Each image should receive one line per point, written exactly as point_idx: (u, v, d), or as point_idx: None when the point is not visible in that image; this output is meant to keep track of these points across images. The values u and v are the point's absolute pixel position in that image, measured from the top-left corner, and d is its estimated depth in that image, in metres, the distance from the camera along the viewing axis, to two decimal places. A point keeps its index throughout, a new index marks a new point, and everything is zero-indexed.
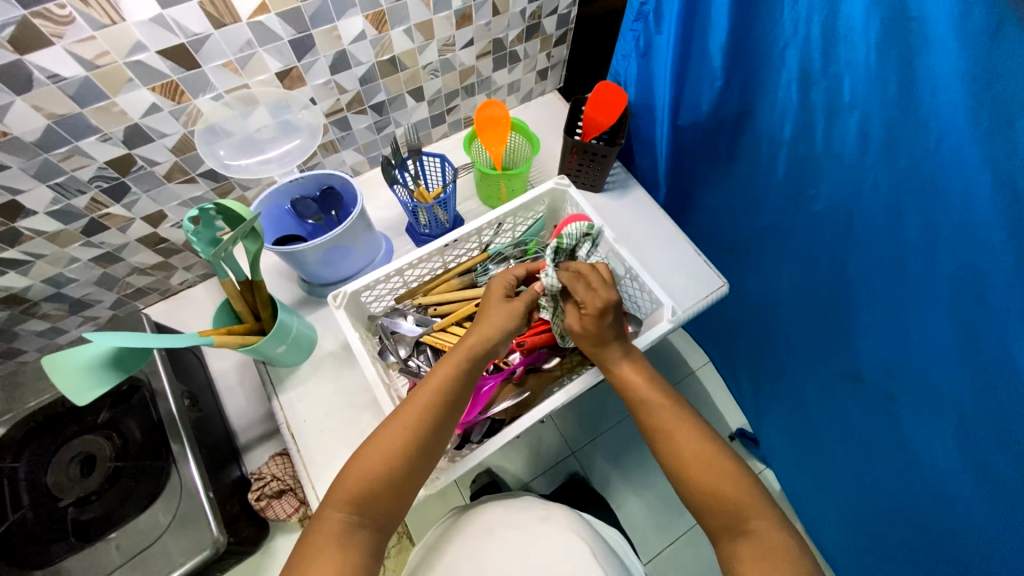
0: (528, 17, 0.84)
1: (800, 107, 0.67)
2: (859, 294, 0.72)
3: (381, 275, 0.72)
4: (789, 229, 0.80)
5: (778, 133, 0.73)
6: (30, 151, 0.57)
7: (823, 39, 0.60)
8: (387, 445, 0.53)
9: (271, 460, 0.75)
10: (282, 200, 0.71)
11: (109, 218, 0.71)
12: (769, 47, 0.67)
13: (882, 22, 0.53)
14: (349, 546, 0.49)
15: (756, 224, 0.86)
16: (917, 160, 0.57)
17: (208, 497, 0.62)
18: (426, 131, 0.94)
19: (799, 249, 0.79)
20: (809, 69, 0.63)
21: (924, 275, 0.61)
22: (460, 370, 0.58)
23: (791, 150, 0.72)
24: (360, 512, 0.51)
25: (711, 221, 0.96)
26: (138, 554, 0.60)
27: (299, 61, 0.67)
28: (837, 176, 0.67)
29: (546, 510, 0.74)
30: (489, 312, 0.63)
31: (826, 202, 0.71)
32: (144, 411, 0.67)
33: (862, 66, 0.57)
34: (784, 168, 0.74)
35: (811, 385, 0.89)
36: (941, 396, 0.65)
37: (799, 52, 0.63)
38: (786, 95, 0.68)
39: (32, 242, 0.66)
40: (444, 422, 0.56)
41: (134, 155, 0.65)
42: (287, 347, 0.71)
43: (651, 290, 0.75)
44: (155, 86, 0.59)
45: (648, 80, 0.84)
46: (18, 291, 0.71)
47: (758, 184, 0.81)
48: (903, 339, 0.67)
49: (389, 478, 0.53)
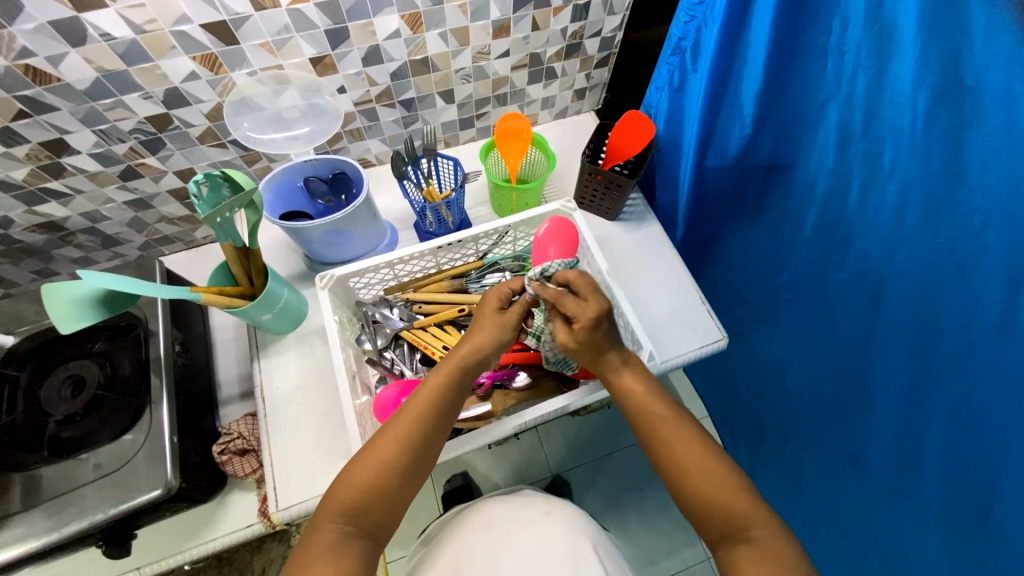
0: (569, 36, 0.84)
1: (833, 166, 0.67)
2: (880, 360, 0.69)
3: (371, 264, 0.74)
4: (812, 285, 0.78)
5: (811, 191, 0.72)
6: (79, 98, 0.63)
7: (866, 97, 0.59)
8: (380, 453, 0.54)
9: (240, 420, 0.80)
10: (295, 177, 0.74)
11: (144, 168, 0.77)
12: (808, 102, 0.67)
13: (932, 89, 0.52)
14: (343, 555, 0.50)
15: (778, 278, 0.84)
16: (960, 231, 0.54)
17: (172, 441, 0.66)
18: (453, 133, 0.95)
19: (820, 305, 0.78)
20: (852, 126, 0.62)
21: (950, 357, 0.59)
22: (450, 381, 0.58)
23: (824, 207, 0.71)
24: (363, 521, 0.52)
25: (738, 265, 0.93)
26: (115, 470, 0.65)
27: (332, 50, 0.70)
28: (864, 237, 0.66)
29: (550, 506, 0.79)
30: (483, 324, 0.62)
31: (858, 264, 0.69)
32: (136, 348, 0.72)
33: (910, 131, 0.56)
34: (814, 224, 0.73)
35: (817, 444, 0.86)
36: (958, 481, 0.63)
37: (846, 108, 0.62)
38: (827, 152, 0.67)
39: (73, 177, 0.73)
40: (440, 428, 0.57)
41: (171, 115, 0.70)
42: (272, 316, 0.73)
43: (634, 333, 0.73)
44: (196, 56, 0.64)
45: (678, 115, 0.82)
46: (58, 219, 0.79)
47: (784, 239, 0.80)
48: (925, 418, 0.65)
49: (377, 490, 0.53)
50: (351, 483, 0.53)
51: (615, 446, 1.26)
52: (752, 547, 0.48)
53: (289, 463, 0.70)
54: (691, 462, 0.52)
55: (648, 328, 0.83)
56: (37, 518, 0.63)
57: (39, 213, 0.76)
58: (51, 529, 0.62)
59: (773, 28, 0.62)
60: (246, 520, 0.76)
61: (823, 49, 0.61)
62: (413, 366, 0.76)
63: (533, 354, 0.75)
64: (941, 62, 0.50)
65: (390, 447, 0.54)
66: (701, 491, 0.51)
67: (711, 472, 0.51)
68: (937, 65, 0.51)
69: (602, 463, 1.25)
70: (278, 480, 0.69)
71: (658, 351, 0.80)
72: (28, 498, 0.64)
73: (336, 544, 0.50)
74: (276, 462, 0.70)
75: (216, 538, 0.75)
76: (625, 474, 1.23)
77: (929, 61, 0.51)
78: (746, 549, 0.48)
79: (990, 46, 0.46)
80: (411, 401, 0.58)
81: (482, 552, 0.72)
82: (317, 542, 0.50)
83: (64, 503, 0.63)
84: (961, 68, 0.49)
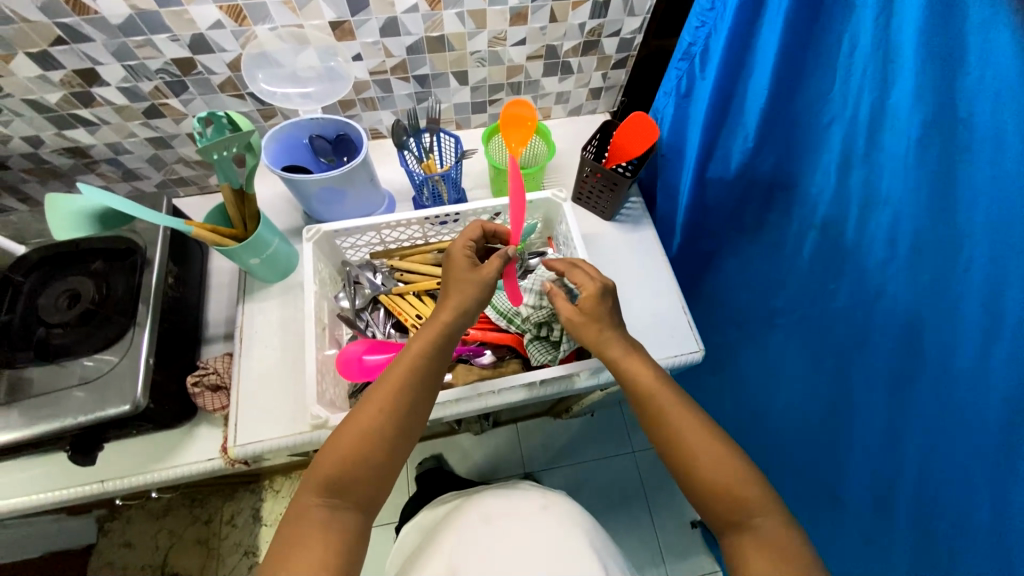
0: (587, 33, 0.85)
1: (833, 188, 0.66)
2: (869, 385, 0.69)
3: (359, 226, 0.76)
4: (804, 307, 0.78)
5: (810, 213, 0.71)
6: (113, 32, 0.68)
7: (868, 122, 0.59)
8: (363, 424, 0.56)
9: (218, 357, 0.83)
10: (301, 133, 0.78)
11: (167, 108, 0.82)
12: (812, 121, 0.66)
13: (929, 117, 0.51)
14: (332, 525, 0.52)
15: (773, 299, 0.83)
16: (952, 266, 0.54)
17: (147, 363, 0.70)
18: (465, 115, 0.98)
19: (810, 328, 0.77)
20: (851, 149, 0.62)
21: (937, 390, 0.59)
22: (433, 347, 0.60)
23: (821, 231, 0.70)
24: (341, 465, 0.54)
25: (732, 280, 0.92)
26: (93, 381, 0.69)
27: (352, 16, 0.74)
28: (855, 262, 0.66)
29: (547, 500, 0.81)
30: (456, 281, 0.64)
31: (848, 289, 0.68)
32: (130, 273, 0.76)
33: (906, 159, 0.55)
34: (811, 249, 0.73)
35: (809, 466, 0.86)
36: (943, 515, 0.62)
37: (845, 129, 0.62)
38: (824, 174, 0.67)
39: (101, 107, 0.79)
40: (421, 398, 0.59)
41: (195, 60, 0.75)
42: (261, 261, 0.77)
43: None
44: (222, 6, 0.68)
45: (684, 122, 0.82)
46: (84, 146, 0.85)
47: (781, 259, 0.79)
48: (909, 449, 0.64)
49: (368, 456, 0.55)
50: (331, 453, 0.55)
51: (591, 454, 1.27)
52: (755, 535, 0.49)
53: (255, 403, 0.73)
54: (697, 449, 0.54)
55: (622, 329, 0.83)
56: (15, 414, 0.67)
57: (68, 137, 0.82)
58: (25, 426, 0.66)
59: (780, 44, 0.62)
60: (207, 453, 0.79)
61: (831, 68, 0.61)
62: (385, 330, 0.78)
63: (502, 336, 0.75)
64: (939, 93, 0.50)
65: (374, 421, 0.56)
66: (708, 481, 0.52)
67: (714, 456, 0.53)
68: (934, 94, 0.50)
69: (575, 469, 1.26)
70: (242, 417, 0.72)
71: None
72: (12, 393, 0.68)
73: (319, 505, 0.53)
74: (242, 400, 0.74)
75: (178, 466, 0.78)
76: (600, 482, 1.24)
77: (926, 88, 0.51)
78: (751, 539, 0.49)
79: (988, 78, 0.46)
80: (393, 368, 0.59)
81: (478, 545, 0.74)
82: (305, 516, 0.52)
83: (41, 404, 0.67)
84: (960, 98, 0.49)
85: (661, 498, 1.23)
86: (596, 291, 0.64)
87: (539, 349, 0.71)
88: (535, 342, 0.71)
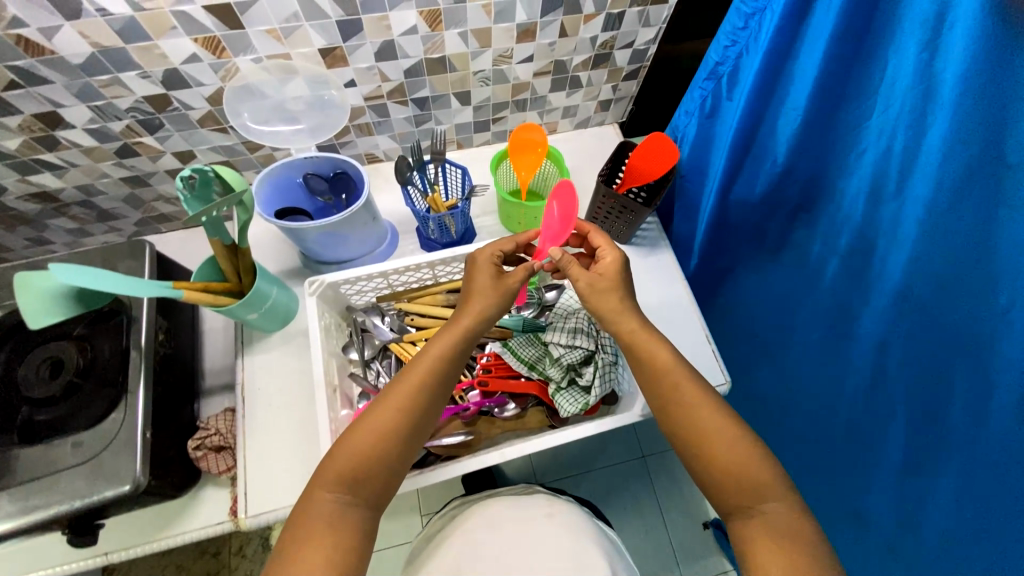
0: (599, 46, 0.79)
1: (862, 218, 0.62)
2: (891, 427, 0.66)
3: (364, 273, 0.70)
4: (825, 339, 0.74)
5: (836, 239, 0.67)
6: (74, 72, 0.60)
7: (904, 153, 0.54)
8: (378, 423, 0.53)
9: (219, 414, 0.78)
10: (294, 172, 0.71)
11: (141, 147, 0.74)
12: (845, 146, 0.61)
13: (973, 159, 0.47)
14: (339, 527, 0.49)
15: (795, 323, 0.79)
16: (989, 312, 0.50)
17: (145, 437, 0.65)
18: (467, 135, 0.91)
19: (832, 356, 0.74)
20: (882, 183, 0.57)
21: (966, 435, 0.56)
22: (454, 348, 0.57)
23: (846, 259, 0.66)
24: (352, 488, 0.51)
25: (752, 303, 0.88)
26: (87, 461, 0.63)
27: (343, 42, 0.66)
28: (882, 300, 0.62)
29: (553, 507, 0.77)
30: (479, 289, 0.60)
31: (873, 328, 0.65)
32: (117, 335, 0.70)
33: (943, 203, 0.51)
34: (835, 275, 0.69)
35: (830, 491, 0.82)
36: (968, 556, 0.60)
37: (876, 163, 0.57)
38: (853, 203, 0.63)
39: (67, 150, 0.71)
40: (438, 395, 0.56)
41: (170, 96, 0.67)
42: (259, 314, 0.71)
43: (629, 381, 0.68)
44: (197, 38, 0.60)
45: (707, 143, 0.77)
46: (52, 190, 0.77)
47: (803, 282, 0.75)
48: (936, 486, 0.62)
49: (382, 455, 0.52)
50: (344, 450, 0.52)
51: (602, 463, 1.25)
52: (763, 520, 0.49)
53: (264, 468, 0.69)
54: (711, 430, 0.53)
55: None
56: (4, 500, 0.62)
57: (33, 182, 0.74)
58: (15, 515, 0.61)
59: (817, 70, 0.57)
60: (216, 518, 0.75)
61: (870, 96, 0.56)
62: None
63: (526, 385, 0.70)
64: (989, 131, 0.45)
65: (390, 420, 0.53)
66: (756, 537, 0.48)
67: (728, 441, 0.52)
68: (982, 132, 0.46)
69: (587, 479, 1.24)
70: (250, 485, 0.68)
71: None
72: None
73: (326, 514, 0.49)
74: (249, 466, 0.69)
75: (186, 533, 0.74)
76: (612, 490, 1.23)
77: (968, 129, 0.46)
78: (759, 521, 0.49)
79: None
80: (414, 362, 0.57)
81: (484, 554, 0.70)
82: (309, 508, 0.50)
83: (31, 490, 0.62)
84: (1012, 139, 0.44)
85: (671, 498, 1.22)
86: (616, 262, 0.62)
87: (569, 399, 0.67)
88: (564, 393, 0.67)
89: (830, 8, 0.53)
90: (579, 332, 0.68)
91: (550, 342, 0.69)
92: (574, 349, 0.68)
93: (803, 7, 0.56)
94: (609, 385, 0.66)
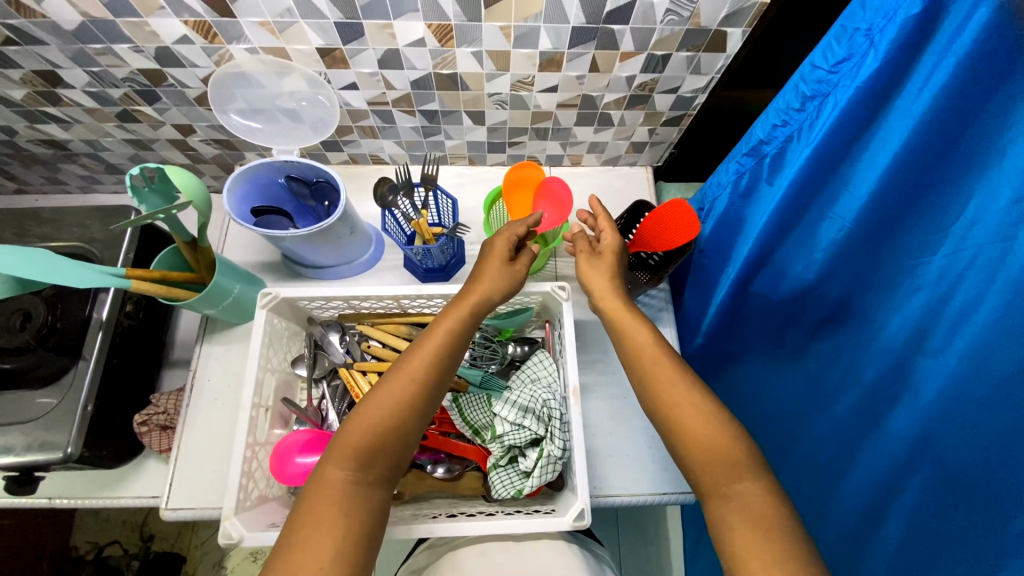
0: (636, 87, 0.69)
1: (889, 361, 0.48)
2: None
3: (324, 293, 0.66)
4: (808, 480, 0.61)
5: (852, 376, 0.53)
6: (67, 37, 0.58)
7: (967, 303, 0.40)
8: (390, 399, 0.49)
9: (172, 393, 0.78)
10: (275, 173, 0.66)
11: (141, 115, 0.72)
12: (891, 272, 0.47)
13: None
14: (354, 506, 0.45)
15: (782, 448, 0.66)
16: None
17: (84, 410, 0.66)
18: (479, 153, 0.84)
19: (816, 502, 0.60)
20: (925, 331, 0.44)
21: None
22: (464, 326, 0.55)
23: (857, 402, 0.52)
24: (365, 469, 0.47)
25: (736, 407, 0.74)
26: (32, 420, 0.65)
27: (343, 44, 0.60)
28: (887, 471, 0.49)
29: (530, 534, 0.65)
30: (491, 272, 0.58)
31: (869, 496, 0.52)
32: (82, 301, 0.70)
33: (998, 382, 0.38)
34: (842, 414, 0.55)
35: None
36: None
37: (922, 310, 0.44)
38: (883, 340, 0.48)
39: (70, 107, 0.70)
40: (451, 369, 0.54)
41: (165, 73, 0.64)
42: (218, 310, 0.69)
43: (573, 480, 0.59)
44: (188, 21, 0.56)
45: (736, 224, 0.66)
46: (60, 140, 0.78)
47: (803, 409, 0.61)
48: None
49: (397, 427, 0.49)
50: (359, 426, 0.48)
51: None
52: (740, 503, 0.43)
53: (194, 463, 0.68)
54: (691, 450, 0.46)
55: (595, 451, 0.70)
56: None
57: (41, 130, 0.75)
58: None
59: (877, 182, 0.45)
60: (152, 491, 0.76)
61: (936, 230, 0.42)
62: (340, 407, 0.70)
63: (467, 450, 0.65)
64: None
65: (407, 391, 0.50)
66: None
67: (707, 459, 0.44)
68: None
69: None
70: (176, 478, 0.67)
71: (596, 486, 0.68)
72: None
73: (342, 491, 0.45)
74: (180, 457, 0.69)
75: (120, 500, 0.74)
76: None
77: None
78: (738, 507, 0.43)
79: None
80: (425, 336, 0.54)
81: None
82: (324, 487, 0.45)
83: None
84: None
85: (635, 563, 1.08)
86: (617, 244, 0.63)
87: (502, 481, 0.61)
88: (498, 473, 0.61)
89: (909, 112, 0.41)
90: (529, 412, 0.62)
91: (498, 416, 0.64)
92: (521, 429, 0.61)
93: (877, 99, 0.43)
94: (551, 476, 0.60)
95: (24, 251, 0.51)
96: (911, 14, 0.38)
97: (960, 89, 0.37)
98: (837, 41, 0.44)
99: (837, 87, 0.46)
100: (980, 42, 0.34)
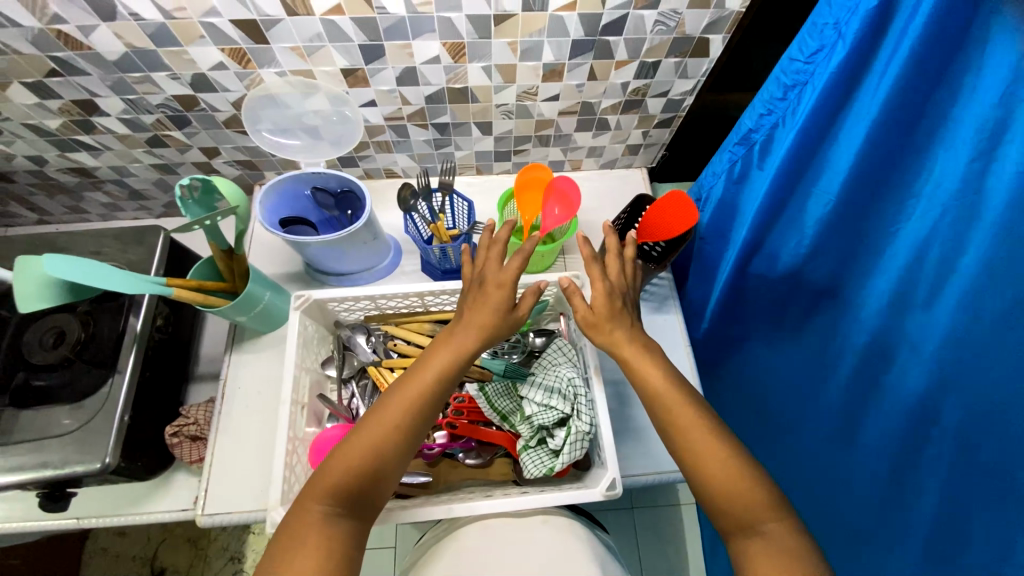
0: (630, 92, 0.75)
1: (888, 313, 0.53)
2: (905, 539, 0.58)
3: (352, 294, 0.70)
4: (828, 433, 0.66)
5: (857, 332, 0.58)
6: (110, 67, 0.63)
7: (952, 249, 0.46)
8: (372, 437, 0.50)
9: (200, 404, 0.80)
10: (302, 185, 0.71)
11: (170, 139, 0.77)
12: (877, 232, 0.53)
13: None
14: (331, 537, 0.46)
15: (799, 407, 0.70)
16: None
17: (121, 420, 0.67)
18: (486, 162, 0.90)
19: (837, 451, 0.65)
20: (918, 280, 0.49)
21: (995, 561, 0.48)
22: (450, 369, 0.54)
23: (864, 356, 0.57)
24: (344, 505, 0.48)
25: (749, 377, 0.79)
26: (74, 431, 0.66)
27: (366, 65, 0.66)
28: (904, 413, 0.54)
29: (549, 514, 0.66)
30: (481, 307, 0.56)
31: (893, 440, 0.56)
32: (116, 316, 0.72)
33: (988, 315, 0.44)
34: (851, 370, 0.60)
35: None
36: None
37: (910, 264, 0.49)
38: (880, 295, 0.54)
39: (102, 134, 0.75)
40: (436, 410, 0.54)
41: (198, 98, 0.69)
42: (249, 318, 0.72)
43: (602, 454, 0.62)
44: (225, 48, 0.62)
45: (733, 209, 0.71)
46: (88, 167, 0.82)
47: (814, 370, 0.66)
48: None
49: (376, 466, 0.49)
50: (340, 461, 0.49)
51: None
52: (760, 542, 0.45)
53: (227, 467, 0.70)
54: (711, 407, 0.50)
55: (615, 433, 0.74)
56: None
57: (71, 159, 0.79)
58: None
59: (855, 157, 0.51)
60: (182, 503, 0.76)
61: (915, 189, 0.48)
62: (369, 405, 0.72)
63: (496, 436, 0.68)
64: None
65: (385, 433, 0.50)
66: None
67: None
68: None
69: None
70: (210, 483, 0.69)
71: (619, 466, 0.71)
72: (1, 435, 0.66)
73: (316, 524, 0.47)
74: (214, 463, 0.70)
75: (152, 514, 0.75)
76: None
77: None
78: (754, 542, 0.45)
79: None
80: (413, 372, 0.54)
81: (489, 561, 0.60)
82: (302, 518, 0.47)
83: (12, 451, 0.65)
84: None
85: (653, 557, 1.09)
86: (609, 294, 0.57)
87: (533, 461, 0.64)
88: (529, 453, 0.64)
89: (877, 90, 0.47)
90: (555, 393, 0.65)
91: (525, 400, 0.67)
92: (549, 410, 0.65)
93: (849, 83, 0.50)
94: (579, 452, 0.63)
95: (79, 262, 0.54)
96: (869, 9, 0.44)
97: (919, 68, 0.43)
98: (809, 36, 0.51)
99: (813, 76, 0.52)
100: (928, 28, 0.41)
